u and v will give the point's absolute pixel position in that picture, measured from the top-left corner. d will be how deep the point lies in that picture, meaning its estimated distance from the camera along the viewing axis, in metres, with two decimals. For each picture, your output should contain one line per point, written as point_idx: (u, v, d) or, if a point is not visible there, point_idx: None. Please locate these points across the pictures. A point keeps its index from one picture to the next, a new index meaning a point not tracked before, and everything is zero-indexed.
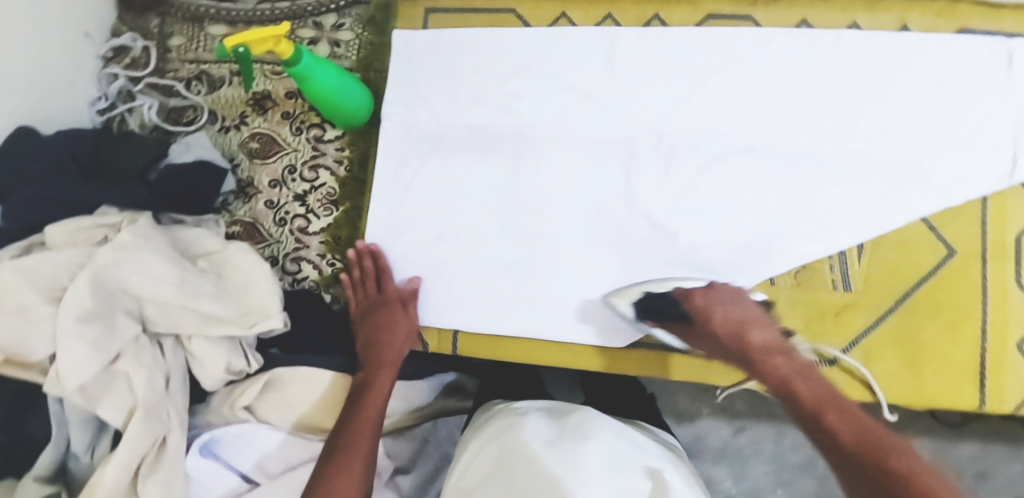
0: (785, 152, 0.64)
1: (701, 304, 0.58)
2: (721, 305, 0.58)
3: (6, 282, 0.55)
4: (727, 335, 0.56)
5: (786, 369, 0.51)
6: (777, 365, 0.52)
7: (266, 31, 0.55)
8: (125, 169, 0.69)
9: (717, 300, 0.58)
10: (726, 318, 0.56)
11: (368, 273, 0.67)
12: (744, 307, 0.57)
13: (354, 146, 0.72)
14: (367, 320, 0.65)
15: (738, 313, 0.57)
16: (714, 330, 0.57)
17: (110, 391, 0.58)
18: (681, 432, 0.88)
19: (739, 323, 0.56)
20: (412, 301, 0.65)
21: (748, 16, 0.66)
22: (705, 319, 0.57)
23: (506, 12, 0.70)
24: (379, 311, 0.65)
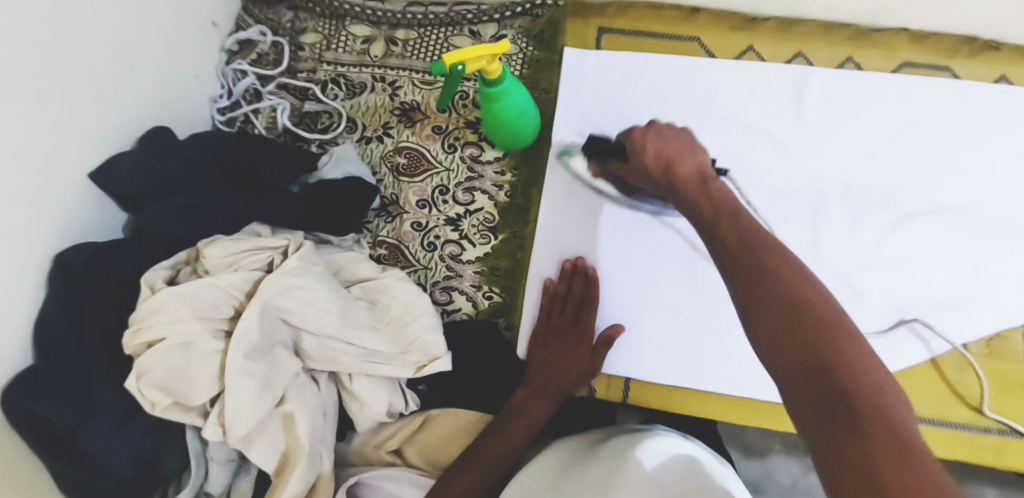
0: (975, 215, 0.61)
1: (650, 155, 0.56)
2: (663, 148, 0.56)
3: (162, 311, 0.48)
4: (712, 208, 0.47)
5: (730, 234, 0.45)
6: (712, 219, 0.47)
7: (486, 49, 0.50)
8: (269, 178, 0.63)
9: (652, 141, 0.57)
10: (667, 160, 0.55)
11: (572, 293, 0.62)
12: (689, 153, 0.56)
13: (517, 170, 0.67)
14: (552, 344, 0.61)
15: (690, 160, 0.55)
16: (663, 178, 0.54)
17: (267, 433, 0.52)
18: (750, 467, 0.85)
19: (700, 171, 0.53)
20: (606, 348, 0.60)
21: (947, 67, 0.64)
22: (653, 158, 0.56)
23: (689, 40, 0.67)
24: (568, 339, 0.61)
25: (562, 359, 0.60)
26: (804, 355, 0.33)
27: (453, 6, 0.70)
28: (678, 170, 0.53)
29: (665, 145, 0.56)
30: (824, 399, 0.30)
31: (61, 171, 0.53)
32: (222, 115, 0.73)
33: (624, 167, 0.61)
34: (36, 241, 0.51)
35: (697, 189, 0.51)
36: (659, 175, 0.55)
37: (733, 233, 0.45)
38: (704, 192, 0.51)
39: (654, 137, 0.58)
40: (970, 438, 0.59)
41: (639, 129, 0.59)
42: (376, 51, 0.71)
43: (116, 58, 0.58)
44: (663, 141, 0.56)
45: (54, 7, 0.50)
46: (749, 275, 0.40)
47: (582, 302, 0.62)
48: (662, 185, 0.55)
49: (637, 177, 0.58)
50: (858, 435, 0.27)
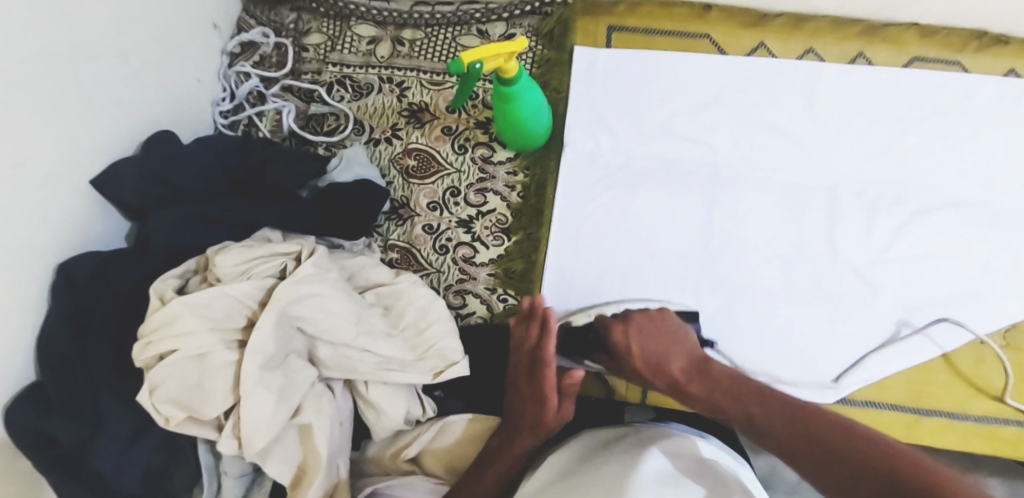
0: (987, 209, 0.62)
1: (637, 352, 0.53)
2: (644, 344, 0.53)
3: (173, 323, 0.46)
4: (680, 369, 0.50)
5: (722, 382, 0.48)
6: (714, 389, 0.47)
7: (504, 47, 0.49)
8: (278, 182, 0.61)
9: (637, 341, 0.53)
10: (654, 362, 0.51)
11: (528, 338, 0.54)
12: (674, 345, 0.52)
13: (529, 171, 0.66)
14: (513, 391, 0.55)
15: (679, 359, 0.51)
16: (661, 381, 0.51)
17: (283, 445, 0.51)
18: (757, 465, 0.84)
19: (694, 366, 0.50)
20: (571, 398, 0.54)
21: (956, 62, 0.64)
22: (642, 362, 0.52)
23: (700, 37, 0.66)
24: (522, 388, 0.54)
25: (522, 413, 0.54)
26: (807, 444, 0.39)
27: (460, 5, 0.69)
28: (664, 376, 0.51)
29: (662, 352, 0.52)
30: (887, 492, 0.32)
31: (63, 178, 0.51)
32: (225, 118, 0.71)
33: (627, 338, 0.54)
34: (38, 250, 0.49)
35: (704, 394, 0.48)
36: (655, 381, 0.51)
37: (763, 406, 0.44)
38: (704, 396, 0.48)
39: (637, 333, 0.54)
40: (989, 431, 0.58)
41: (618, 329, 0.55)
42: (382, 51, 0.70)
43: (118, 61, 0.56)
44: (647, 342, 0.53)
45: (58, 8, 0.48)
46: (735, 389, 0.47)
47: (537, 346, 0.53)
48: (667, 387, 0.51)
49: (634, 376, 0.54)
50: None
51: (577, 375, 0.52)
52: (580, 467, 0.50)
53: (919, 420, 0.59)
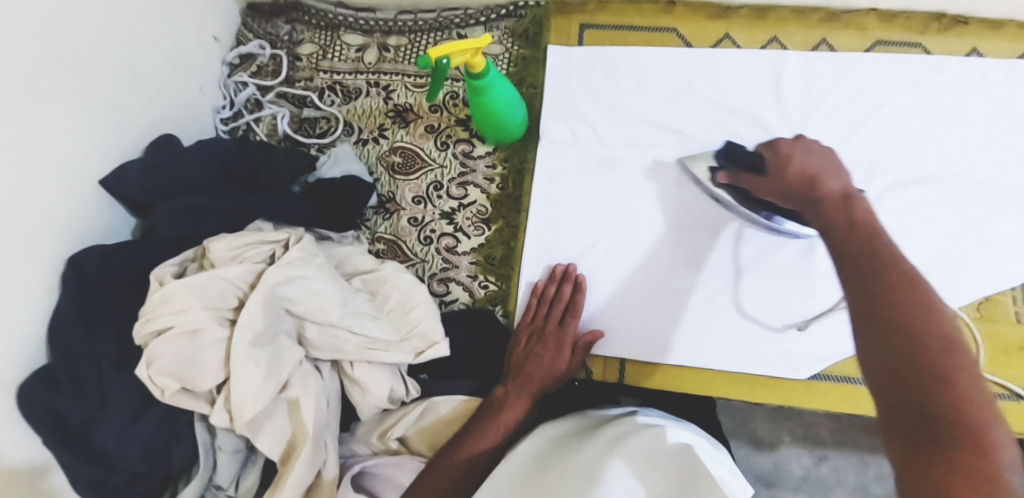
0: (957, 182, 0.63)
1: (795, 176, 0.57)
2: (806, 166, 0.57)
3: (172, 302, 0.51)
4: (802, 183, 0.56)
5: (861, 259, 0.43)
6: (845, 235, 0.47)
7: (470, 43, 0.53)
8: (272, 179, 0.66)
9: (796, 159, 0.58)
10: (807, 179, 0.56)
11: (561, 298, 0.63)
12: (831, 173, 0.55)
13: (508, 163, 0.69)
14: (535, 343, 0.61)
15: (832, 181, 0.54)
16: (806, 195, 0.54)
17: (272, 420, 0.54)
18: (759, 461, 0.83)
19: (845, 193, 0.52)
20: (581, 354, 0.62)
21: (918, 44, 0.66)
22: (796, 178, 0.57)
23: (667, 31, 0.69)
24: (550, 342, 0.61)
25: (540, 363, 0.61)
26: (915, 381, 0.32)
27: (441, 11, 0.74)
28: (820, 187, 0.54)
29: (810, 158, 0.58)
30: (909, 412, 0.31)
31: (75, 173, 0.56)
32: (225, 125, 0.77)
33: (759, 180, 0.60)
34: (52, 240, 0.55)
35: (842, 203, 0.51)
36: (807, 194, 0.54)
37: (890, 317, 0.37)
38: (847, 208, 0.50)
39: (800, 148, 0.60)
40: None
41: (786, 142, 0.61)
42: (369, 57, 0.75)
43: (126, 68, 0.62)
44: (807, 155, 0.58)
45: (71, 18, 0.54)
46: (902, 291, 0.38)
47: (569, 306, 0.63)
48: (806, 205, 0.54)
49: (766, 192, 0.60)
50: (928, 439, 0.29)
51: (596, 333, 0.62)
52: (559, 455, 0.52)
53: None
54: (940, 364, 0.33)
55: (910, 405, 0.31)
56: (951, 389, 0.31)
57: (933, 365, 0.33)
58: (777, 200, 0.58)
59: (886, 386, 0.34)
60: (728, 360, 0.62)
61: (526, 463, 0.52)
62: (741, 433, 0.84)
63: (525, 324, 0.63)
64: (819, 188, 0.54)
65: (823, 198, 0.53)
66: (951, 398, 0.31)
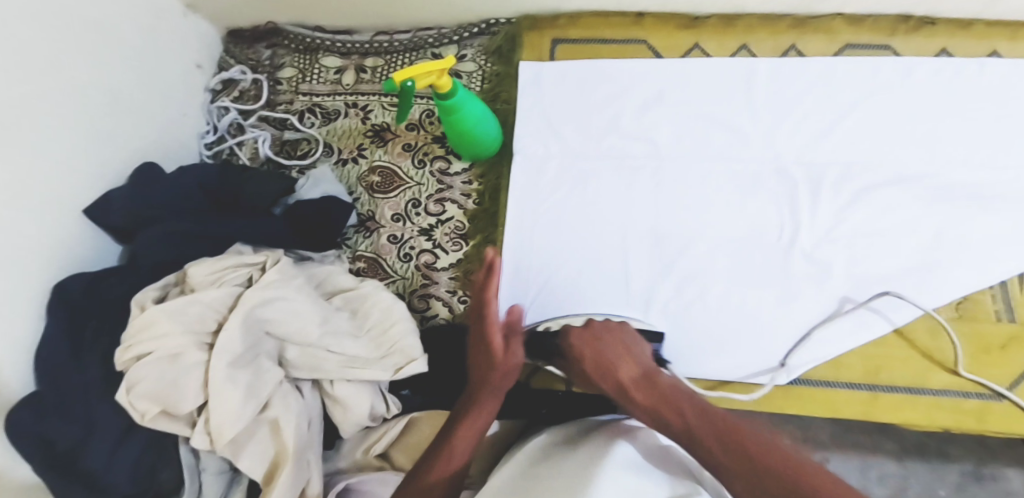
0: (931, 181, 0.63)
1: (588, 356, 0.54)
2: (597, 356, 0.54)
3: (151, 328, 0.52)
4: (597, 374, 0.53)
5: (688, 416, 0.47)
6: (671, 407, 0.48)
7: (434, 65, 0.54)
8: (252, 203, 0.67)
9: (592, 351, 0.54)
10: (603, 367, 0.53)
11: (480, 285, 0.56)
12: (624, 355, 0.53)
13: (484, 179, 0.70)
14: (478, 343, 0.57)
15: (627, 365, 0.53)
16: (609, 384, 0.53)
17: (253, 440, 0.55)
18: None
19: (642, 377, 0.51)
20: (516, 335, 0.57)
21: (887, 45, 0.66)
22: (591, 374, 0.54)
23: (637, 44, 0.70)
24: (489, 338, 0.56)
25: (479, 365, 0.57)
26: None
27: (415, 32, 0.75)
28: (612, 381, 0.52)
29: (597, 344, 0.55)
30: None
31: (60, 202, 0.58)
32: (209, 149, 0.79)
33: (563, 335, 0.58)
34: (39, 269, 0.56)
35: (642, 400, 0.50)
36: (605, 386, 0.53)
37: (761, 488, 0.41)
38: (666, 401, 0.48)
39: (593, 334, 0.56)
40: (951, 403, 0.59)
41: (573, 330, 0.57)
42: (347, 79, 0.76)
43: (108, 98, 0.64)
44: (592, 343, 0.55)
45: (54, 52, 0.56)
46: (736, 453, 0.43)
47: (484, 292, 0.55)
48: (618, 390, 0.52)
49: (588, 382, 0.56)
50: None
51: (516, 310, 0.59)
52: (544, 462, 0.49)
53: (875, 396, 0.60)
54: None
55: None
56: None
57: None
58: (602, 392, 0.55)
59: None
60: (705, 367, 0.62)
61: (510, 476, 0.49)
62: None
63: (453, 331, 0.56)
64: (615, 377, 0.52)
65: (626, 391, 0.51)
66: None
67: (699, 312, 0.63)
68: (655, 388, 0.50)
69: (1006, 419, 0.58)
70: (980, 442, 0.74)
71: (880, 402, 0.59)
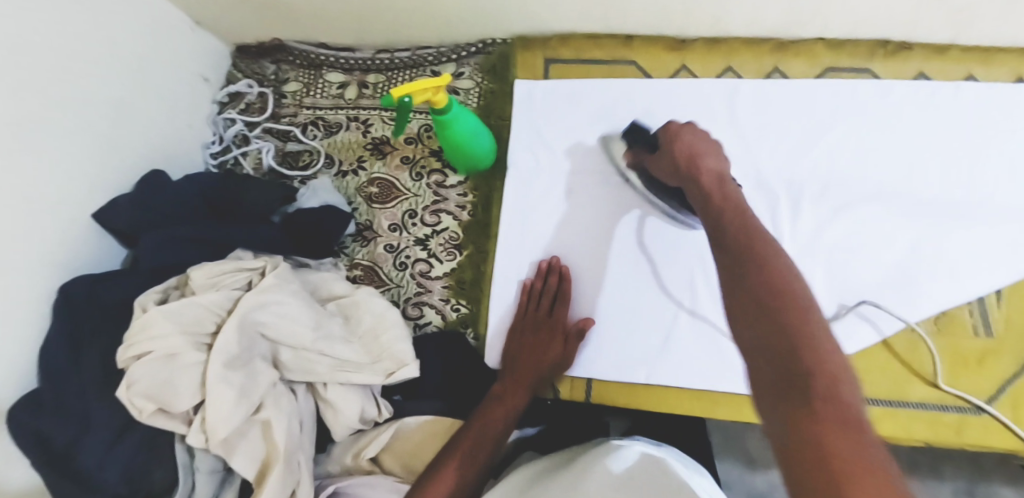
0: (910, 198, 0.65)
1: (679, 149, 0.58)
2: (691, 143, 0.58)
3: (151, 329, 0.54)
4: (682, 159, 0.57)
5: (729, 233, 0.46)
6: (716, 208, 0.50)
7: (430, 82, 0.57)
8: (254, 211, 0.69)
9: (686, 138, 0.59)
10: (688, 159, 0.57)
11: (547, 290, 0.66)
12: (714, 157, 0.57)
13: (478, 191, 0.73)
14: (529, 336, 0.65)
15: (711, 163, 0.56)
16: (686, 172, 0.56)
17: (245, 441, 0.56)
18: (751, 480, 0.81)
19: (717, 178, 0.54)
20: (577, 340, 0.64)
21: (866, 69, 0.69)
22: (677, 158, 0.58)
23: (627, 63, 0.73)
24: (542, 334, 0.65)
25: (528, 346, 0.64)
26: (778, 346, 0.34)
27: (415, 50, 0.79)
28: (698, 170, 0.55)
29: (696, 140, 0.59)
30: (783, 378, 0.32)
31: (67, 207, 0.61)
32: (214, 159, 0.82)
33: (652, 157, 0.64)
34: (44, 271, 0.59)
35: (712, 182, 0.53)
36: (685, 170, 0.56)
37: (750, 289, 0.39)
38: (729, 204, 0.50)
39: (689, 132, 0.60)
40: (929, 416, 0.60)
41: (675, 123, 0.62)
42: (349, 94, 0.80)
43: (116, 108, 0.67)
44: (693, 138, 0.59)
45: (64, 64, 0.60)
46: (743, 262, 0.42)
47: (556, 298, 0.66)
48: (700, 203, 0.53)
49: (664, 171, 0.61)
50: (792, 408, 0.30)
51: (587, 321, 0.64)
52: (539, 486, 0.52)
53: None
54: (792, 326, 0.35)
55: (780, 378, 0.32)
56: (802, 345, 0.33)
57: (797, 339, 0.34)
58: (664, 177, 0.61)
59: (751, 350, 0.36)
60: (688, 379, 0.64)
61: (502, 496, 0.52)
62: (730, 450, 0.83)
63: (520, 321, 0.67)
64: (694, 164, 0.55)
65: (696, 174, 0.55)
66: (808, 360, 0.32)
67: (682, 325, 0.65)
68: (724, 188, 0.53)
69: (982, 431, 0.59)
70: (969, 457, 0.75)
71: None
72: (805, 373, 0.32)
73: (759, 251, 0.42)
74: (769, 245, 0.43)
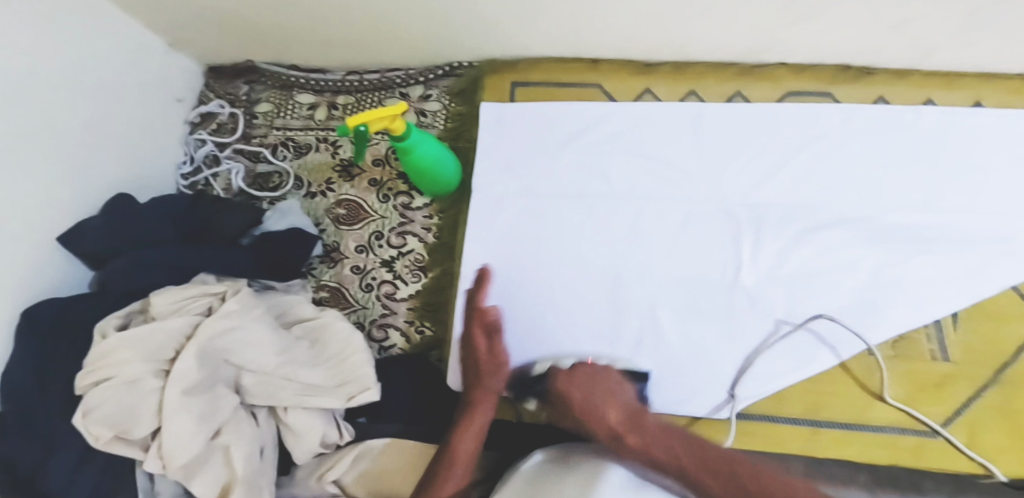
0: (871, 224, 0.66)
1: (577, 399, 0.54)
2: (586, 401, 0.53)
3: (112, 356, 0.55)
4: (586, 416, 0.52)
5: (654, 454, 0.47)
6: (634, 435, 0.49)
7: (387, 111, 0.57)
8: (220, 234, 0.70)
9: (575, 389, 0.54)
10: (590, 410, 0.52)
11: (472, 295, 0.63)
12: (608, 396, 0.53)
13: (444, 213, 0.73)
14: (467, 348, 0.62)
15: (612, 413, 0.51)
16: (595, 432, 0.51)
17: (207, 466, 0.56)
18: None
19: (630, 420, 0.50)
20: (499, 333, 0.61)
21: (828, 93, 0.70)
22: (577, 417, 0.53)
23: (592, 87, 0.74)
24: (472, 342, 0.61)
25: (466, 367, 0.61)
26: None
27: (385, 72, 0.79)
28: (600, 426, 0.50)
29: (588, 389, 0.54)
30: None
31: (35, 233, 0.61)
32: (186, 179, 0.82)
33: (568, 384, 0.55)
34: (9, 296, 0.59)
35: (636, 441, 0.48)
36: (593, 431, 0.51)
37: (687, 449, 0.48)
38: (620, 429, 0.50)
39: (579, 382, 0.55)
40: (888, 439, 0.61)
41: (564, 375, 0.56)
42: (320, 115, 0.80)
43: (87, 134, 0.67)
44: (585, 388, 0.54)
45: (36, 95, 0.60)
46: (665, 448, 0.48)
47: (475, 298, 0.63)
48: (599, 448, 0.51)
49: (576, 391, 0.54)
50: None
51: (493, 310, 0.61)
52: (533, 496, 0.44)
53: (815, 431, 0.62)
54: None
55: None
56: None
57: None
58: (580, 416, 0.53)
59: None
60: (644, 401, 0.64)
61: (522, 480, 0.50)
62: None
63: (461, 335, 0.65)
64: (602, 423, 0.50)
65: (617, 433, 0.49)
66: None
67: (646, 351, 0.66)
68: (643, 427, 0.50)
69: (941, 455, 0.60)
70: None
71: (819, 437, 0.62)
72: None
73: (757, 490, 0.43)
74: (717, 454, 0.47)
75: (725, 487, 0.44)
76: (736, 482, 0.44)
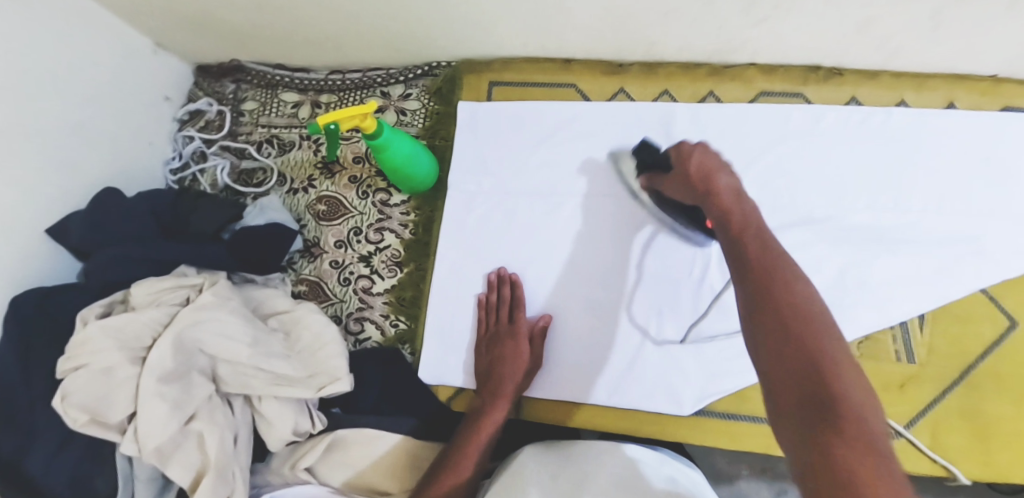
0: (839, 223, 0.66)
1: (692, 168, 0.57)
2: (702, 163, 0.57)
3: (91, 344, 0.57)
4: (698, 176, 0.56)
5: (747, 251, 0.46)
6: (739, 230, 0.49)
7: (357, 110, 0.59)
8: (201, 228, 0.72)
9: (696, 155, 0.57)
10: (705, 175, 0.55)
11: (504, 299, 0.69)
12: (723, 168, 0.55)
13: (420, 210, 0.75)
14: (492, 348, 0.67)
15: (725, 178, 0.54)
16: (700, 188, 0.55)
17: (181, 450, 0.58)
18: None
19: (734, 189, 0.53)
20: (542, 338, 0.67)
21: (800, 93, 0.70)
22: (695, 177, 0.56)
23: (567, 86, 0.75)
24: (507, 342, 0.66)
25: (505, 357, 0.65)
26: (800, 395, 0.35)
27: (366, 72, 0.81)
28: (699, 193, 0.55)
29: (708, 156, 0.57)
30: (803, 375, 0.36)
31: (21, 225, 0.64)
32: (174, 175, 0.85)
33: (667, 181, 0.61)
34: None
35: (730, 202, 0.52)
36: (699, 187, 0.55)
37: (758, 239, 0.47)
38: (735, 207, 0.51)
39: (701, 149, 0.58)
40: None
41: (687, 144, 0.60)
42: (303, 113, 0.82)
43: (74, 130, 0.70)
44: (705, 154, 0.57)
45: (24, 93, 0.63)
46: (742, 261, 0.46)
47: (513, 304, 0.68)
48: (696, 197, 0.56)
49: (676, 187, 0.60)
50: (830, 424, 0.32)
51: (546, 318, 0.68)
52: None
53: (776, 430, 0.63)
54: (813, 362, 0.36)
55: (774, 344, 0.38)
56: (820, 359, 0.36)
57: (820, 370, 0.35)
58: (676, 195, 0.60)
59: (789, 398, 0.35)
60: (632, 399, 0.65)
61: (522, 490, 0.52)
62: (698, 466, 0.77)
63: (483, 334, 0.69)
64: (711, 182, 0.54)
65: (714, 193, 0.53)
66: (815, 353, 0.36)
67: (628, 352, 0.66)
68: (736, 197, 0.52)
69: (901, 454, 0.61)
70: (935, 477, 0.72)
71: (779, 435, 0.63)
72: (824, 384, 0.35)
73: (796, 328, 0.38)
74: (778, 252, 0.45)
75: (773, 315, 0.40)
76: (817, 367, 0.36)
